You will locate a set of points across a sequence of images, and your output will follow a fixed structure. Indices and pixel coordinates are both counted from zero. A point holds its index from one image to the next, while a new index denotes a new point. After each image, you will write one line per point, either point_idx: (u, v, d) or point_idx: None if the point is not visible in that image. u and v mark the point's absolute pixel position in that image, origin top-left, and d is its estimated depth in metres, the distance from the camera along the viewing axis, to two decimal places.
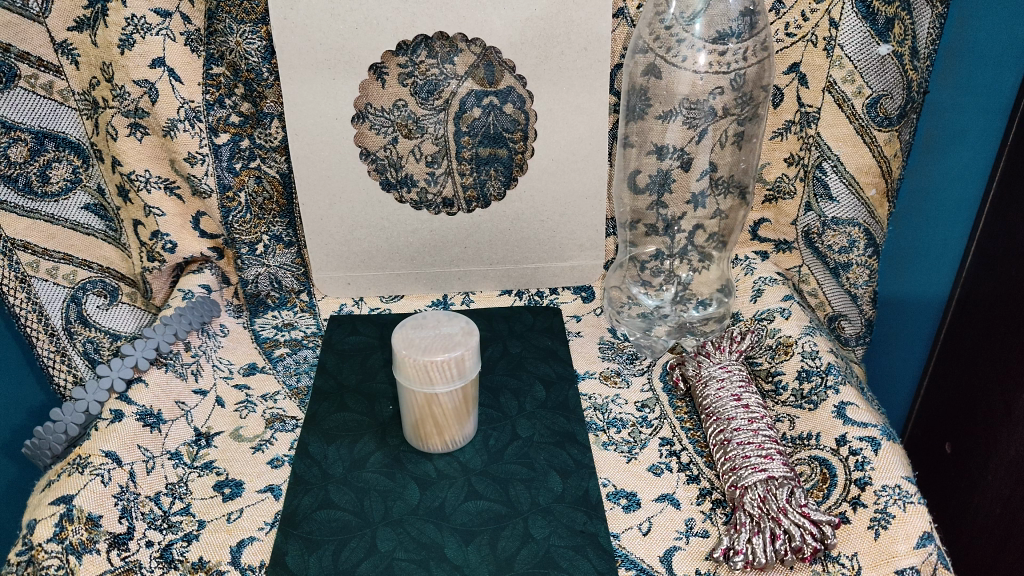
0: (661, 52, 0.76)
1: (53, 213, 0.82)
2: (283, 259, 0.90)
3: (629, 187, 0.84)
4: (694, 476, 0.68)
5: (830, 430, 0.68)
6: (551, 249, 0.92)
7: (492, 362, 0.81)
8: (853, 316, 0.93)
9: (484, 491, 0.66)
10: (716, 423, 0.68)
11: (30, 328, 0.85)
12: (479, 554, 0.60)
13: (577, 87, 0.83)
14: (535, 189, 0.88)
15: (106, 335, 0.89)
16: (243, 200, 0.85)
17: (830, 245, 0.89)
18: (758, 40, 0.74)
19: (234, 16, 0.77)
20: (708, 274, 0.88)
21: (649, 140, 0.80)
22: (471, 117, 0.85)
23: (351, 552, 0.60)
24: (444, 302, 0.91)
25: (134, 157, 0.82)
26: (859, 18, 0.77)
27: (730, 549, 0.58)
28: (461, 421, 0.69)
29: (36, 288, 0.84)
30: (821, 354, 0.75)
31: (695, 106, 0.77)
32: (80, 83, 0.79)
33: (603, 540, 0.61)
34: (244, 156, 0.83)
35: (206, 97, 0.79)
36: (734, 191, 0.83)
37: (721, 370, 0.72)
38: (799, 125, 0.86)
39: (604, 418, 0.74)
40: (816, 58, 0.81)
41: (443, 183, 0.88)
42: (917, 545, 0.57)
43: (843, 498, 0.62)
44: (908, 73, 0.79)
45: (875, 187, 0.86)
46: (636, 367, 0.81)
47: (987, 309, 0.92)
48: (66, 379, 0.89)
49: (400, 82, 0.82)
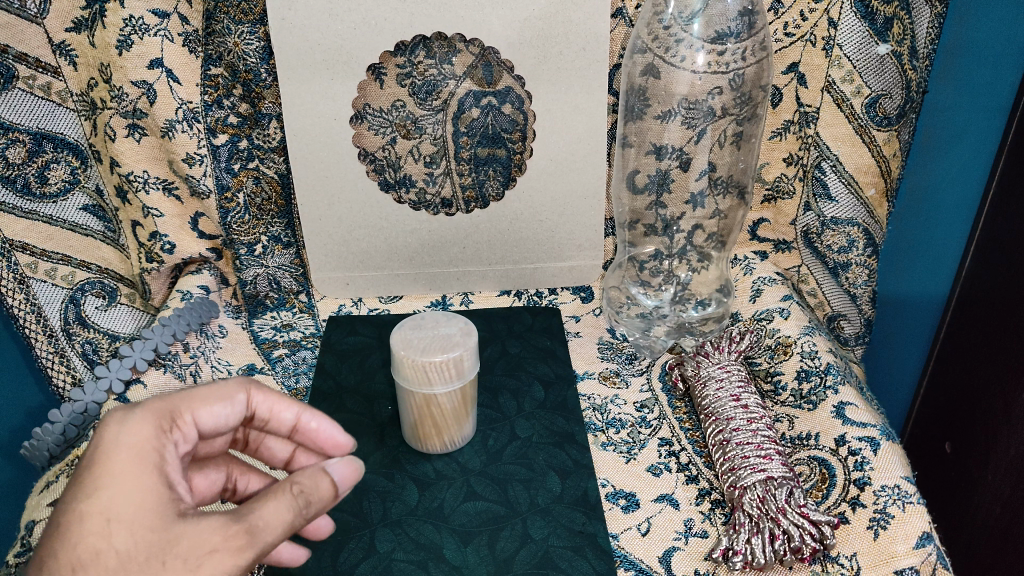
0: (659, 52, 0.75)
1: (51, 213, 0.82)
2: (282, 259, 0.90)
3: (628, 187, 0.84)
4: (693, 477, 0.67)
5: (830, 430, 0.68)
6: (550, 249, 0.91)
7: (492, 362, 0.81)
8: (852, 316, 0.93)
9: (482, 491, 0.66)
10: (714, 424, 0.68)
11: (30, 329, 0.84)
12: (477, 554, 0.60)
13: (576, 87, 0.83)
14: (534, 189, 0.88)
15: (104, 335, 0.88)
16: (242, 200, 0.85)
17: (830, 244, 0.89)
18: (757, 40, 0.74)
19: (233, 17, 0.77)
20: (707, 274, 0.88)
21: (648, 139, 0.81)
22: (470, 117, 0.84)
23: (350, 553, 0.60)
24: (444, 302, 0.92)
25: (132, 158, 0.82)
26: (859, 18, 0.77)
27: (729, 549, 0.58)
28: (459, 420, 0.69)
29: (35, 289, 0.84)
30: (821, 354, 0.75)
31: (694, 105, 0.77)
32: (79, 83, 0.79)
33: (603, 541, 0.61)
34: (243, 156, 0.84)
35: (204, 97, 0.79)
36: (734, 191, 0.84)
37: (721, 370, 0.72)
38: (799, 125, 0.85)
39: (603, 418, 0.74)
40: (816, 57, 0.81)
41: (442, 184, 0.88)
42: (917, 545, 0.57)
43: (842, 498, 0.62)
44: (908, 73, 0.79)
45: (875, 187, 0.85)
46: (635, 367, 0.81)
47: (988, 308, 0.92)
48: (65, 379, 0.88)
49: (400, 82, 0.82)
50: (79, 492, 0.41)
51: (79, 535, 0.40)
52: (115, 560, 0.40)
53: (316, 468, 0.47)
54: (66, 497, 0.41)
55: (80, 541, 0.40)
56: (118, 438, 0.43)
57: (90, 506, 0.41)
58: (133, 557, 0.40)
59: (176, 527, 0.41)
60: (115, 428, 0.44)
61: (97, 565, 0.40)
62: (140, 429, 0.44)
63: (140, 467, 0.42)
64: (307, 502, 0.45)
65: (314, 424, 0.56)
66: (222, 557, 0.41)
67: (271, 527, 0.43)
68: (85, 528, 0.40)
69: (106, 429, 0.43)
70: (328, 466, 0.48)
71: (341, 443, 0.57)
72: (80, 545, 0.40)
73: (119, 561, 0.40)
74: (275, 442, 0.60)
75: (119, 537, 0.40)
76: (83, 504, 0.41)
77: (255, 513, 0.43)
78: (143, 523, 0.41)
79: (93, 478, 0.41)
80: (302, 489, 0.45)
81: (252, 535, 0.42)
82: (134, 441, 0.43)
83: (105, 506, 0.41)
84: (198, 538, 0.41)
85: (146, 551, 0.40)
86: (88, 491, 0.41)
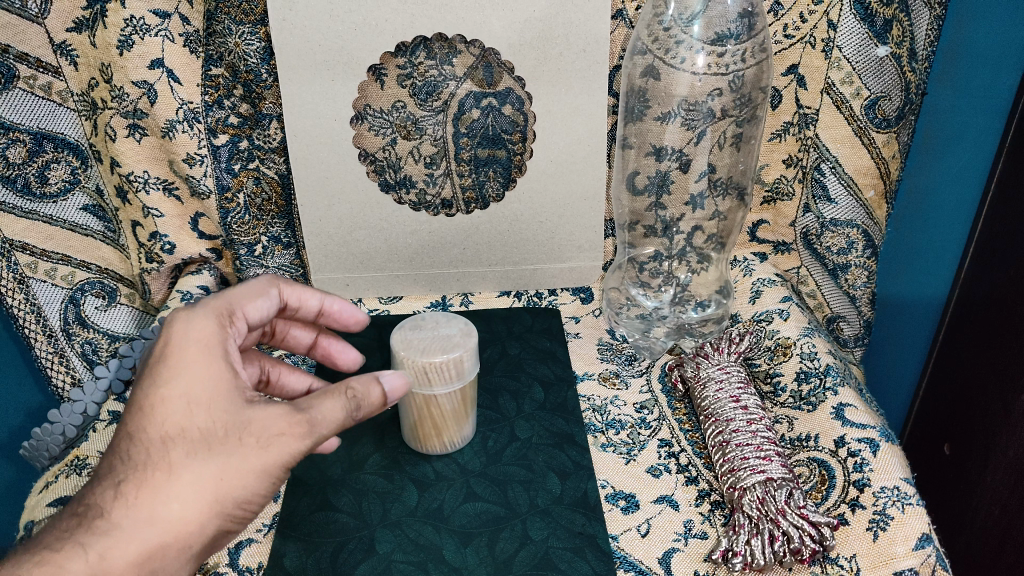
0: (659, 53, 0.76)
1: (52, 213, 0.82)
2: (282, 259, 0.90)
3: (628, 188, 0.85)
4: (693, 477, 0.68)
5: (830, 431, 0.68)
6: (550, 250, 0.91)
7: (492, 362, 0.82)
8: (852, 317, 0.93)
9: (482, 492, 0.66)
10: (714, 425, 0.68)
11: (30, 328, 0.85)
12: (477, 555, 0.60)
13: (577, 88, 0.83)
14: (534, 190, 0.88)
15: (104, 335, 0.88)
16: (242, 201, 0.85)
17: (829, 246, 0.89)
18: (757, 41, 0.75)
19: (234, 17, 0.77)
20: (707, 275, 0.88)
21: (648, 141, 0.81)
22: (471, 118, 0.84)
23: (350, 554, 0.60)
24: (444, 303, 0.92)
25: (132, 158, 0.82)
26: (858, 19, 0.77)
27: (729, 550, 0.58)
28: (459, 421, 0.69)
29: (35, 288, 0.84)
30: (820, 355, 0.75)
31: (694, 107, 0.78)
32: (80, 83, 0.79)
33: (603, 542, 0.61)
34: (243, 156, 0.84)
35: (205, 97, 0.80)
36: (733, 193, 0.84)
37: (721, 371, 0.72)
38: (799, 126, 0.85)
39: (603, 419, 0.74)
40: (815, 59, 0.81)
41: (442, 184, 0.88)
42: (917, 547, 0.57)
43: (842, 499, 0.62)
44: (907, 75, 0.79)
45: (874, 189, 0.85)
46: (634, 368, 0.81)
47: (988, 310, 0.92)
48: (64, 379, 0.88)
49: (400, 83, 0.82)
50: (160, 378, 0.45)
51: (163, 412, 0.44)
52: (197, 435, 0.44)
53: (370, 377, 0.52)
54: (146, 381, 0.46)
55: (165, 419, 0.44)
56: (187, 332, 0.48)
57: (173, 387, 0.45)
58: (213, 433, 0.45)
59: (247, 412, 0.46)
60: (182, 323, 0.48)
61: (181, 440, 0.44)
62: (204, 324, 0.49)
63: (209, 358, 0.47)
64: (357, 406, 0.49)
65: (337, 306, 0.65)
66: (288, 441, 0.46)
67: (328, 422, 0.48)
68: (169, 408, 0.45)
69: (176, 325, 0.48)
70: (381, 377, 0.53)
71: (361, 318, 0.67)
72: (165, 422, 0.44)
73: (200, 439, 0.44)
74: (300, 331, 0.68)
75: (200, 416, 0.45)
76: (165, 386, 0.45)
77: (316, 407, 0.48)
78: (220, 405, 0.45)
79: (171, 365, 0.46)
80: (356, 392, 0.50)
81: (312, 426, 0.47)
82: (201, 336, 0.48)
83: (185, 390, 0.45)
84: (267, 422, 0.46)
85: (224, 429, 0.45)
86: (167, 376, 0.45)
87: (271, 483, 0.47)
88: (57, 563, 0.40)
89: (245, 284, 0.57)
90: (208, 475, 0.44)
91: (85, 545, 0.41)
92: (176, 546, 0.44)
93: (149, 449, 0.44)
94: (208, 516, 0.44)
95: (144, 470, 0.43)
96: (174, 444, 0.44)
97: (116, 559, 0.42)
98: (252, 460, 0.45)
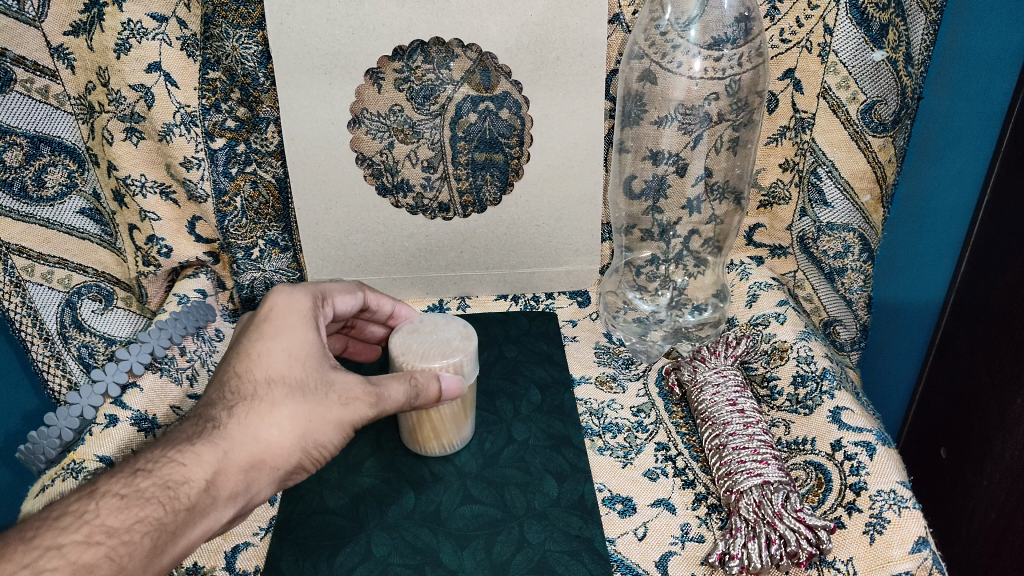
0: (656, 57, 0.76)
1: (48, 217, 0.82)
2: (278, 263, 0.90)
3: (625, 193, 0.86)
4: (688, 481, 0.68)
5: (825, 435, 0.68)
6: (546, 254, 0.91)
7: (489, 365, 0.82)
8: (848, 321, 0.94)
9: (479, 496, 0.66)
10: (711, 428, 0.68)
11: (25, 332, 0.84)
12: (474, 558, 0.60)
13: (572, 93, 0.83)
14: (531, 194, 0.88)
15: (100, 340, 0.86)
16: (239, 205, 0.85)
17: (825, 250, 0.89)
18: (752, 46, 0.76)
19: (231, 21, 0.77)
20: (702, 279, 0.89)
21: (644, 145, 0.82)
22: (467, 122, 0.84)
23: (346, 558, 0.61)
24: (440, 306, 0.92)
25: (130, 161, 0.82)
26: (854, 24, 0.77)
27: (725, 554, 0.58)
28: (458, 424, 0.69)
29: (30, 292, 0.83)
30: (816, 359, 0.75)
31: (690, 111, 0.79)
32: (76, 87, 0.79)
33: (598, 545, 0.61)
34: (240, 160, 0.83)
35: (201, 102, 0.80)
36: (729, 197, 0.84)
37: (716, 375, 0.72)
38: (794, 131, 0.85)
39: (599, 423, 0.74)
40: (810, 63, 0.81)
41: (439, 188, 0.87)
42: (912, 550, 0.57)
43: (838, 503, 0.62)
44: (902, 79, 0.79)
45: (870, 193, 0.86)
46: (631, 371, 0.81)
47: (985, 313, 0.92)
48: (60, 383, 0.87)
49: (397, 87, 0.81)
50: (267, 334, 0.58)
51: (269, 361, 0.56)
52: (295, 382, 0.56)
53: (431, 374, 0.62)
54: (254, 335, 0.58)
55: (269, 366, 0.56)
56: (290, 305, 0.61)
57: (278, 343, 0.57)
58: (305, 384, 0.56)
59: (330, 374, 0.57)
60: (286, 296, 0.62)
61: (282, 383, 0.56)
62: (302, 300, 0.62)
63: (305, 324, 0.60)
64: (416, 395, 0.60)
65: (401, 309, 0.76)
66: (362, 406, 0.57)
67: (392, 399, 0.58)
68: (274, 358, 0.57)
69: (281, 297, 0.61)
70: (441, 376, 0.62)
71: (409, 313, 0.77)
72: (270, 368, 0.56)
73: (296, 386, 0.56)
74: (375, 329, 0.79)
75: (297, 369, 0.57)
76: (271, 342, 0.57)
77: (386, 386, 0.58)
78: (312, 362, 0.57)
79: (276, 326, 0.59)
80: (417, 381, 0.60)
81: (379, 399, 0.58)
82: (299, 310, 0.61)
83: (286, 346, 0.57)
84: (347, 385, 0.57)
85: (314, 382, 0.57)
86: (272, 335, 0.58)
87: (343, 433, 0.58)
88: (193, 452, 0.52)
89: (338, 282, 0.70)
90: (302, 413, 0.55)
91: (213, 443, 0.52)
92: (269, 462, 0.54)
93: (256, 386, 0.55)
94: (282, 456, 0.55)
95: (252, 401, 0.55)
96: (276, 385, 0.56)
97: (232, 460, 0.53)
98: (334, 412, 0.56)
